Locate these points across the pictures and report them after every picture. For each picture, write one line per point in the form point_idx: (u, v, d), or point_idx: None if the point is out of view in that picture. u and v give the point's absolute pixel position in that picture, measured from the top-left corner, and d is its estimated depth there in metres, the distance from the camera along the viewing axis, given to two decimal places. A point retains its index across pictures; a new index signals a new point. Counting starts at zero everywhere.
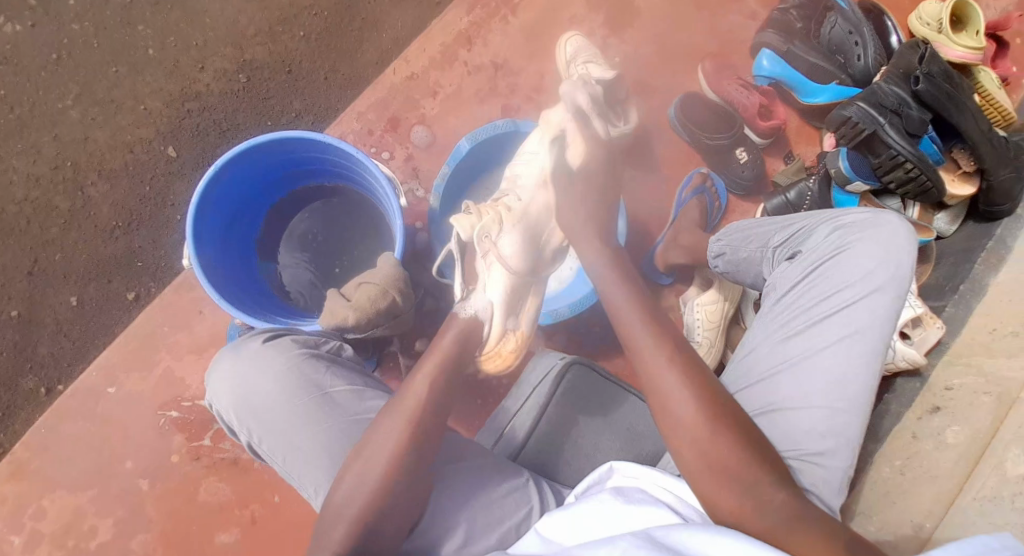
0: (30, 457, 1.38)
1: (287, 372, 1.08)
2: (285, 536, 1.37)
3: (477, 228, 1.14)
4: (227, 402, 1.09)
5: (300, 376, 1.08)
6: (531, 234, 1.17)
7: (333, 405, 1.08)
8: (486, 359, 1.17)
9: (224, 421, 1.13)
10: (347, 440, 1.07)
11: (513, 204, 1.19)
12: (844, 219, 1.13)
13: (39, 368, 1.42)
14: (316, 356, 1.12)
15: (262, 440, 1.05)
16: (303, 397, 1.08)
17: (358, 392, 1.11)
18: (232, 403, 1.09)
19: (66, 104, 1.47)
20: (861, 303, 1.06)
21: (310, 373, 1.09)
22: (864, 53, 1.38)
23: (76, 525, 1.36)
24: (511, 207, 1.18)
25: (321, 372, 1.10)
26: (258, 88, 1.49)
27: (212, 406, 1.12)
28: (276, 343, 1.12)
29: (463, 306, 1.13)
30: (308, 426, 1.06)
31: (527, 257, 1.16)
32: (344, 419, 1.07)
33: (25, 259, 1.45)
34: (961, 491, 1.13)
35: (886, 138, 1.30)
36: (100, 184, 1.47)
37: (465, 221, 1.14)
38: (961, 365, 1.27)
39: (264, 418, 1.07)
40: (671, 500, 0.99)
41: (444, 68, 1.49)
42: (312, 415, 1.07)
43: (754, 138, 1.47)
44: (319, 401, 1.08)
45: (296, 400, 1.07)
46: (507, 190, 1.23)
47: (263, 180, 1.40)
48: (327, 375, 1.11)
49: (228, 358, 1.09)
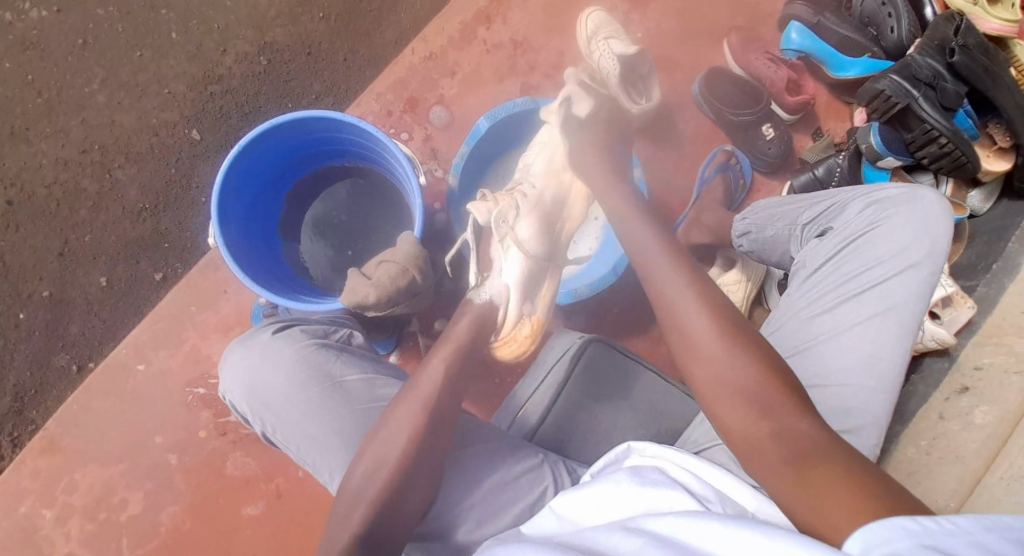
0: (62, 433, 1.39)
1: (298, 363, 1.08)
2: (309, 511, 1.37)
3: (492, 214, 1.16)
4: (240, 393, 1.09)
5: (309, 366, 1.07)
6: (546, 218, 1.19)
7: (344, 393, 1.07)
8: (501, 346, 1.17)
9: (240, 413, 1.13)
10: (360, 428, 1.04)
11: (528, 191, 1.21)
12: (877, 195, 1.08)
13: (71, 346, 1.46)
14: (326, 347, 1.11)
15: (275, 429, 1.05)
16: (314, 385, 1.06)
17: (369, 381, 1.09)
18: (245, 395, 1.09)
19: (93, 88, 1.50)
20: (893, 279, 1.02)
21: (321, 364, 1.09)
22: (897, 25, 1.35)
23: (107, 499, 1.37)
24: (526, 194, 1.20)
25: (331, 361, 1.09)
26: (280, 70, 1.50)
27: (227, 398, 1.12)
28: (287, 333, 1.12)
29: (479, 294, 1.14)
30: (319, 414, 1.05)
31: (543, 241, 1.17)
32: (354, 407, 1.05)
33: (56, 240, 1.48)
34: (988, 471, 1.12)
35: (921, 113, 1.25)
36: (128, 167, 1.50)
37: (482, 206, 1.17)
38: (991, 344, 1.23)
39: (276, 409, 1.06)
40: (687, 478, 0.93)
41: (463, 47, 1.48)
42: (323, 403, 1.05)
43: (782, 113, 1.43)
44: (330, 390, 1.06)
45: (307, 389, 1.06)
46: (520, 180, 1.25)
47: (288, 160, 1.37)
48: (337, 364, 1.09)
49: (239, 350, 1.10)
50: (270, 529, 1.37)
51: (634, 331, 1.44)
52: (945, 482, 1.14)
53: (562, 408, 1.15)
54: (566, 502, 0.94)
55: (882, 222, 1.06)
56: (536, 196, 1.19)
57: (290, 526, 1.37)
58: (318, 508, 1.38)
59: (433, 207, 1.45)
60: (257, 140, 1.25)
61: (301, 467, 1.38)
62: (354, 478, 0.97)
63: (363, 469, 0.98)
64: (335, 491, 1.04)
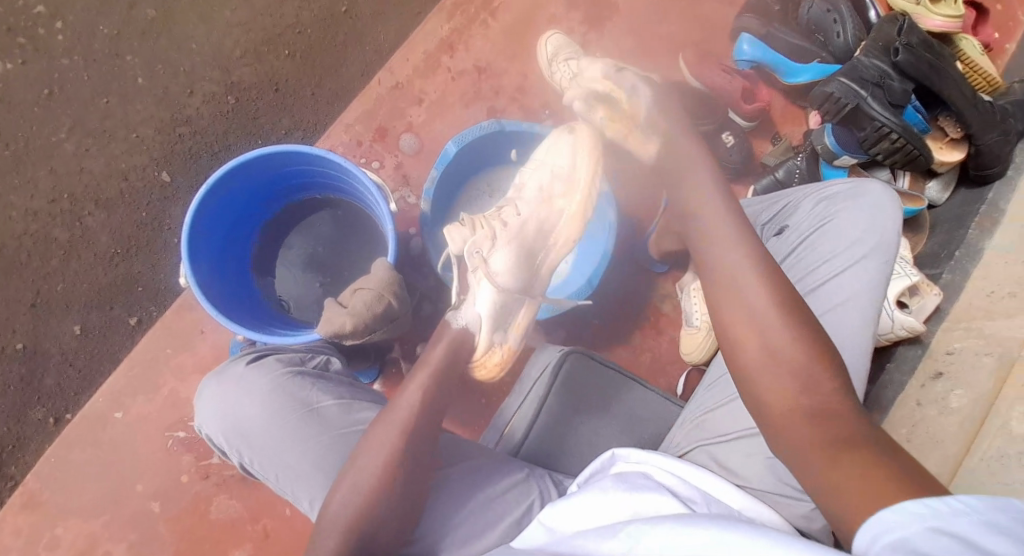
0: (41, 488, 1.37)
1: (272, 392, 1.07)
2: (300, 549, 1.35)
3: (467, 244, 1.15)
4: (217, 426, 1.08)
5: (283, 394, 1.07)
6: (528, 248, 1.16)
7: (321, 420, 1.06)
8: (473, 368, 1.18)
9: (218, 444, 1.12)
10: (337, 454, 1.04)
11: (511, 218, 1.18)
12: (828, 191, 1.12)
13: (47, 399, 1.43)
14: (301, 375, 1.11)
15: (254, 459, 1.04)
16: (290, 414, 1.06)
17: (346, 405, 1.08)
18: (221, 428, 1.08)
19: (61, 137, 1.50)
20: (847, 270, 1.04)
21: (297, 392, 1.08)
22: (843, 30, 1.40)
23: (90, 552, 1.34)
24: (507, 222, 1.17)
25: (306, 388, 1.09)
26: (247, 108, 1.51)
27: (203, 432, 1.12)
28: (261, 361, 1.12)
29: (453, 318, 1.13)
30: (294, 443, 1.04)
31: (519, 275, 1.15)
32: (328, 435, 1.05)
33: (28, 291, 1.47)
34: (968, 453, 1.11)
35: (871, 111, 1.28)
36: (98, 214, 1.49)
37: (457, 236, 1.16)
38: (961, 328, 1.25)
39: (252, 439, 1.06)
40: (673, 482, 0.95)
41: (428, 75, 1.50)
42: (300, 432, 1.05)
43: (740, 120, 1.46)
44: (305, 419, 1.06)
45: (285, 418, 1.06)
46: (511, 201, 1.22)
47: (255, 198, 1.38)
48: (313, 391, 1.09)
49: (213, 381, 1.10)
50: None
51: (615, 343, 1.45)
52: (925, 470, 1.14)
53: (544, 425, 1.15)
54: (554, 513, 0.94)
55: (833, 217, 1.09)
56: (517, 225, 1.16)
57: None
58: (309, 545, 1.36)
59: (408, 232, 1.46)
60: (222, 179, 1.26)
61: (288, 505, 1.36)
62: (330, 511, 0.97)
63: (340, 502, 0.97)
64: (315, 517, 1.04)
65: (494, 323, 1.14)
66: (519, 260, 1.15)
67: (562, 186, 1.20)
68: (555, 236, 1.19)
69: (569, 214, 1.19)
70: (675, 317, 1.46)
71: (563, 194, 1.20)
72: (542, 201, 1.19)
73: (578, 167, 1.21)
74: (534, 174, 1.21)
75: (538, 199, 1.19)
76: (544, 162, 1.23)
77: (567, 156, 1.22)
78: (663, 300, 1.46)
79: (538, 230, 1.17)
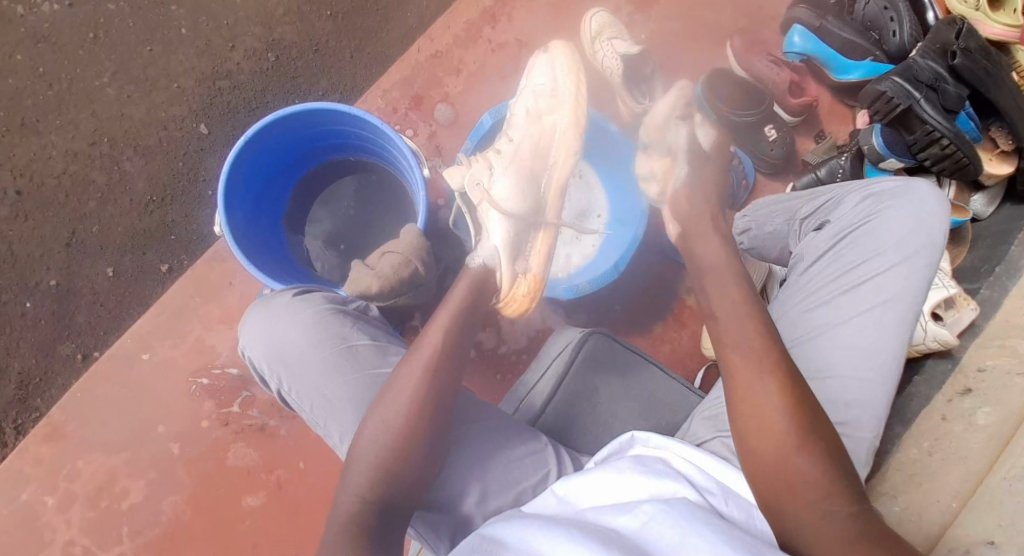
0: (66, 421, 1.41)
1: (315, 324, 1.09)
2: (311, 502, 1.38)
3: (466, 178, 1.18)
4: (257, 349, 1.09)
5: (326, 328, 1.08)
6: (529, 170, 1.19)
7: (356, 358, 1.07)
8: (503, 306, 1.18)
9: (257, 371, 1.13)
10: (370, 392, 1.05)
11: (504, 145, 1.21)
12: (875, 187, 1.11)
13: (76, 335, 1.47)
14: (343, 313, 1.12)
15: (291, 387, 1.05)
16: (328, 347, 1.07)
17: (382, 347, 1.10)
18: (264, 353, 1.09)
19: (103, 81, 1.52)
20: (891, 270, 1.05)
21: (337, 327, 1.09)
22: (899, 29, 1.35)
23: (109, 486, 1.39)
24: (501, 149, 1.21)
25: (346, 326, 1.10)
26: (287, 67, 1.52)
27: (245, 356, 1.13)
28: (306, 296, 1.13)
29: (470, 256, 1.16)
30: (333, 376, 1.06)
31: (524, 197, 1.17)
32: (364, 373, 1.06)
33: (64, 230, 1.50)
34: (991, 471, 1.11)
35: (922, 114, 1.26)
36: (136, 159, 1.51)
37: (455, 173, 1.19)
38: (994, 346, 1.23)
39: (293, 368, 1.07)
40: (692, 470, 0.96)
41: (469, 46, 1.49)
42: (337, 365, 1.06)
43: (784, 115, 1.44)
44: (343, 354, 1.07)
45: (323, 349, 1.07)
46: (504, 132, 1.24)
47: (292, 153, 1.39)
48: (352, 329, 1.10)
49: (259, 309, 1.11)
50: (270, 520, 1.37)
51: (636, 329, 1.44)
52: (946, 484, 1.13)
53: (560, 402, 1.16)
54: (569, 488, 0.96)
55: (879, 215, 1.08)
56: (512, 150, 1.19)
57: (291, 517, 1.38)
58: (319, 500, 1.38)
59: (437, 202, 1.46)
60: (262, 130, 1.26)
61: (302, 459, 1.39)
62: (360, 445, 0.99)
63: (371, 436, 0.99)
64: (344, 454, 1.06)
65: (512, 249, 1.15)
66: (524, 186, 1.17)
67: (548, 101, 1.22)
68: (553, 153, 1.20)
69: (563, 128, 1.21)
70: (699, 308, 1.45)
71: (550, 110, 1.22)
72: (532, 124, 1.21)
73: (559, 82, 1.23)
74: (519, 99, 1.24)
75: (529, 121, 1.21)
76: (527, 87, 1.25)
77: (547, 75, 1.24)
78: (688, 291, 1.45)
79: (540, 150, 1.20)
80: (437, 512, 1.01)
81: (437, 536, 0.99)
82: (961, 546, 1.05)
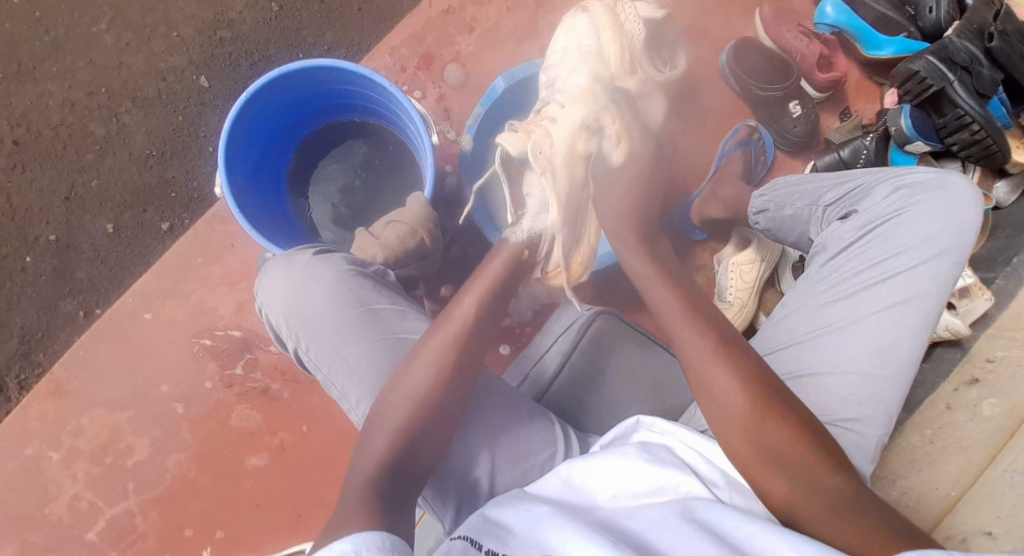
0: (69, 377, 1.40)
1: (338, 285, 1.09)
2: (314, 466, 1.39)
3: (528, 144, 1.15)
4: (277, 308, 1.10)
5: (349, 288, 1.09)
6: (574, 129, 1.14)
7: (377, 320, 1.09)
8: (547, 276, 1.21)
9: (271, 328, 1.14)
10: (390, 357, 1.06)
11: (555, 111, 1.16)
12: (906, 179, 1.07)
13: (77, 292, 1.45)
14: (362, 275, 1.13)
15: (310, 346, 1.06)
16: (352, 310, 1.08)
17: (402, 312, 1.11)
18: (283, 310, 1.10)
19: (100, 28, 1.46)
20: (916, 268, 1.02)
21: (357, 289, 1.10)
22: (937, 5, 1.28)
23: (113, 444, 1.39)
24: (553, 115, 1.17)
25: (367, 288, 1.11)
26: (290, 18, 1.46)
27: (262, 312, 1.13)
28: (328, 256, 1.13)
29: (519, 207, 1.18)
30: (354, 336, 1.07)
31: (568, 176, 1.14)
32: (385, 335, 1.07)
33: (63, 184, 1.46)
34: (992, 463, 1.13)
35: (954, 97, 1.21)
36: (134, 112, 1.46)
37: (513, 140, 1.16)
38: (1004, 337, 1.22)
39: (314, 327, 1.07)
40: (696, 461, 0.94)
41: (483, 2, 1.43)
42: (358, 327, 1.07)
43: (810, 90, 1.39)
44: (364, 315, 1.08)
45: (347, 311, 1.08)
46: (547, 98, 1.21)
47: (297, 112, 1.35)
48: (373, 292, 1.11)
49: (280, 264, 1.11)
50: (273, 481, 1.38)
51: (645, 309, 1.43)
52: (946, 471, 1.15)
53: (566, 379, 1.17)
54: (573, 471, 0.95)
55: (907, 209, 1.05)
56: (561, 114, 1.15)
57: (295, 478, 1.38)
58: (321, 463, 1.39)
59: (445, 169, 1.42)
60: (264, 87, 1.22)
61: (305, 422, 1.39)
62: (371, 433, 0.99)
63: (383, 420, 1.00)
64: (358, 416, 1.06)
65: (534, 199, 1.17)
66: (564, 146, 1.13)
67: (590, 62, 1.19)
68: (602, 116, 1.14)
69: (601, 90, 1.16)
70: (708, 287, 1.41)
71: (593, 71, 1.18)
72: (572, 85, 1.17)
73: (602, 45, 1.20)
74: (563, 61, 1.21)
75: (572, 82, 1.18)
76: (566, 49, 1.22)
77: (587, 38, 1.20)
78: (698, 270, 1.41)
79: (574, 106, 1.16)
80: (444, 479, 1.03)
81: (445, 503, 1.03)
82: (957, 535, 1.08)
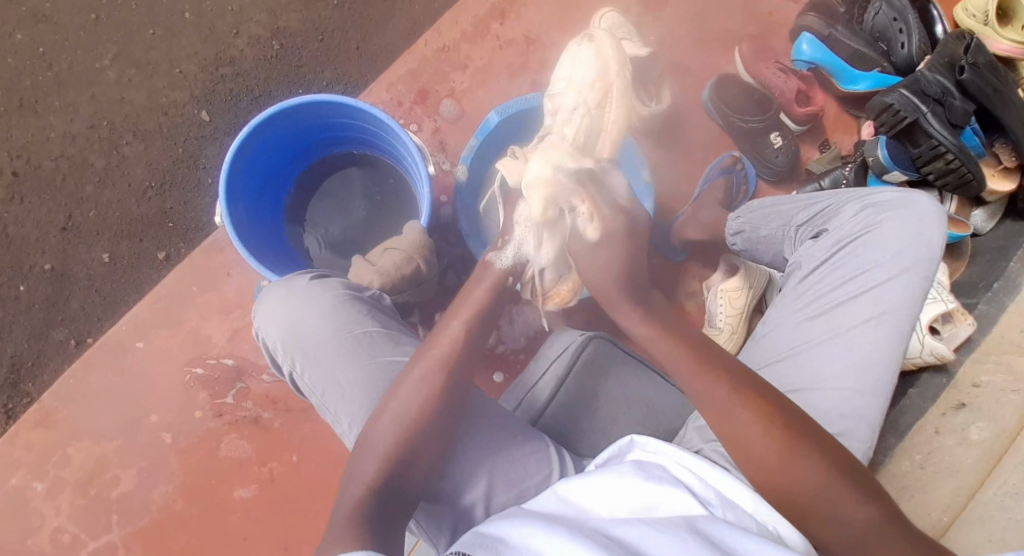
0: (58, 407, 1.39)
1: (332, 309, 1.10)
2: (304, 496, 1.37)
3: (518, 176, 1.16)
4: (273, 333, 1.10)
5: (344, 313, 1.10)
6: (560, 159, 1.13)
7: (371, 344, 1.09)
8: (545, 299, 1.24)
9: (267, 353, 1.13)
10: (385, 380, 1.07)
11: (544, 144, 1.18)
12: (872, 199, 1.11)
13: (70, 322, 1.45)
14: (357, 299, 1.13)
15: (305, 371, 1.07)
16: (346, 333, 1.08)
17: (395, 336, 1.11)
18: (279, 335, 1.10)
19: (104, 64, 1.51)
20: (887, 285, 1.05)
21: (351, 313, 1.10)
22: (908, 41, 1.38)
23: (100, 474, 1.37)
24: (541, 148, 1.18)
25: (360, 312, 1.11)
26: (291, 56, 1.51)
27: (258, 337, 1.13)
28: (324, 281, 1.13)
29: (511, 225, 1.15)
30: (350, 361, 1.07)
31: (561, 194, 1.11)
32: (380, 360, 1.08)
33: (60, 215, 1.48)
34: (983, 487, 1.12)
35: (929, 128, 1.26)
36: (135, 145, 1.50)
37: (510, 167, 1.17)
38: (990, 362, 1.23)
39: (309, 351, 1.08)
40: (692, 479, 0.94)
41: (476, 41, 1.49)
42: (353, 352, 1.08)
43: (790, 123, 1.44)
44: (358, 339, 1.08)
45: (340, 336, 1.08)
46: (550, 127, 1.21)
47: (297, 145, 1.38)
48: (366, 316, 1.11)
49: (277, 287, 1.12)
50: (262, 511, 1.36)
51: None
52: (938, 496, 1.15)
53: (561, 403, 1.17)
54: (570, 491, 0.94)
55: (876, 227, 1.08)
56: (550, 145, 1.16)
57: (284, 509, 1.36)
58: (309, 495, 1.37)
59: (439, 199, 1.46)
60: (264, 122, 1.25)
61: (296, 451, 1.38)
62: (365, 450, 0.99)
63: (375, 440, 0.99)
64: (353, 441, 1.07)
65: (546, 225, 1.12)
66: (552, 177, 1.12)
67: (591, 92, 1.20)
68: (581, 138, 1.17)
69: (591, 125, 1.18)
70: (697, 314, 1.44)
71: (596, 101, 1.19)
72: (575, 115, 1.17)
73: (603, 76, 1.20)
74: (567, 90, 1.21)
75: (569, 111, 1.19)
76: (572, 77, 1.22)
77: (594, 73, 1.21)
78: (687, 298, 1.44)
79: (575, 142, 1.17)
80: (440, 504, 1.02)
81: (439, 530, 1.02)
82: None
